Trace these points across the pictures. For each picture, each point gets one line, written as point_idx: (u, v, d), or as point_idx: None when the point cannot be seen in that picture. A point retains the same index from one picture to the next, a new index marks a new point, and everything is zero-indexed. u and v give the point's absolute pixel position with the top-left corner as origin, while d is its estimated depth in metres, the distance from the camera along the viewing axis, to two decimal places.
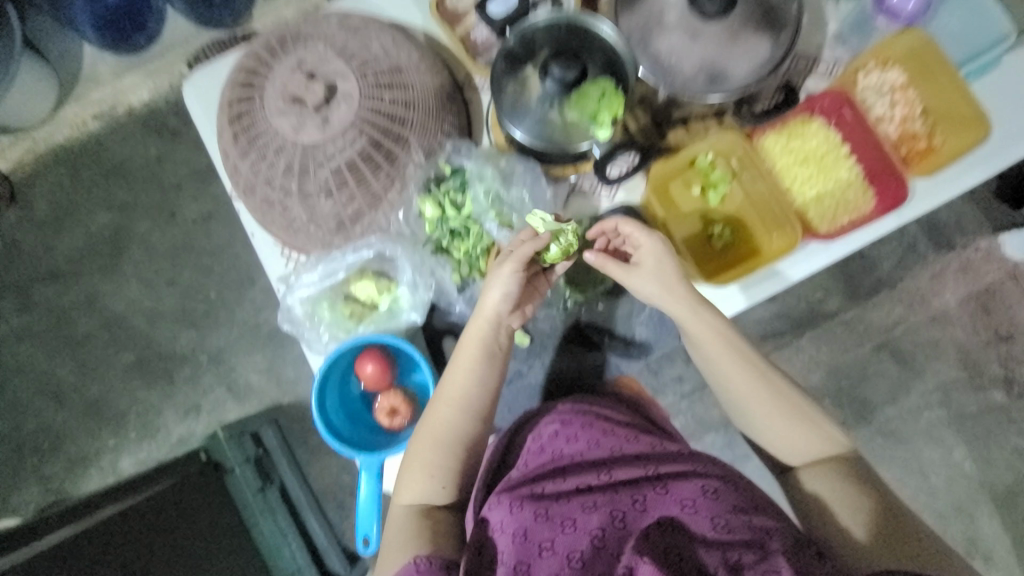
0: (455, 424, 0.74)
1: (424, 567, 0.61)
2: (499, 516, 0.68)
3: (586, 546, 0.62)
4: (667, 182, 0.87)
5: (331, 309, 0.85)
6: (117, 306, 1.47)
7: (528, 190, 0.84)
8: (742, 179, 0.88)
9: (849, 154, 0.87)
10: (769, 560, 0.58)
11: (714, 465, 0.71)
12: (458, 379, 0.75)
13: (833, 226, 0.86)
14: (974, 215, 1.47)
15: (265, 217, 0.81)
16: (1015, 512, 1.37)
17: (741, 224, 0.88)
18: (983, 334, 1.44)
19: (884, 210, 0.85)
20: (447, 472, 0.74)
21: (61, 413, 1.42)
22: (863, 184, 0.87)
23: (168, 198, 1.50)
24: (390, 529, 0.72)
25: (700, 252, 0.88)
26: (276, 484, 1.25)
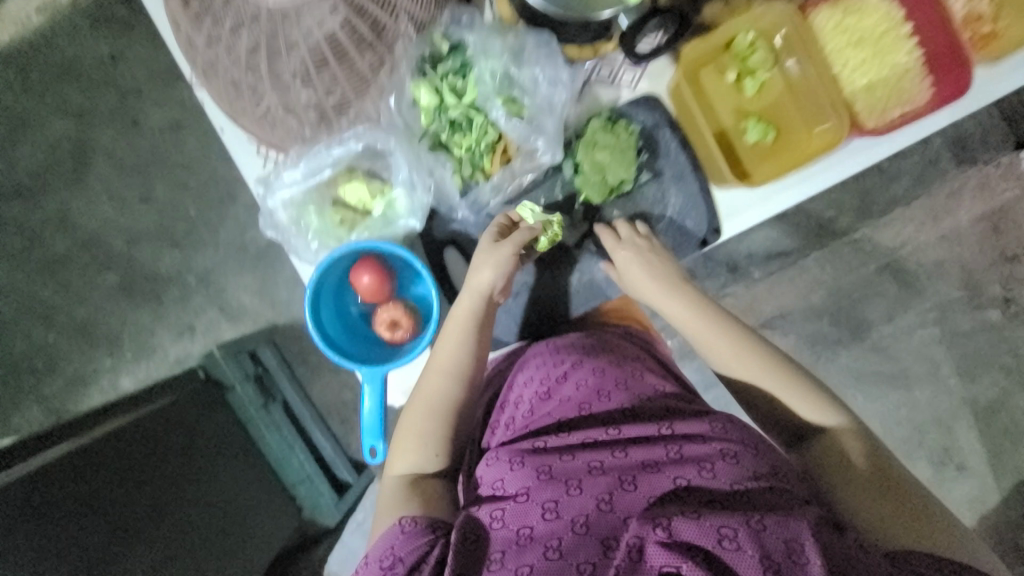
0: (449, 394, 0.73)
1: (410, 528, 0.59)
2: (498, 475, 0.63)
3: (593, 510, 0.55)
4: (700, 67, 0.80)
5: (319, 215, 0.77)
6: (91, 224, 1.38)
7: (541, 70, 0.75)
8: (785, 65, 0.80)
9: (911, 34, 0.79)
10: (790, 523, 0.51)
11: (734, 424, 0.64)
12: (444, 348, 0.73)
13: (882, 120, 0.81)
14: (999, 128, 1.40)
15: (234, 104, 0.70)
16: (993, 425, 1.41)
17: (778, 118, 0.82)
18: (989, 254, 1.42)
19: (936, 103, 0.79)
20: (439, 440, 0.72)
21: (51, 334, 1.39)
22: (921, 72, 0.80)
23: (130, 104, 1.35)
24: (383, 497, 0.69)
25: (732, 150, 0.82)
26: (279, 400, 1.25)
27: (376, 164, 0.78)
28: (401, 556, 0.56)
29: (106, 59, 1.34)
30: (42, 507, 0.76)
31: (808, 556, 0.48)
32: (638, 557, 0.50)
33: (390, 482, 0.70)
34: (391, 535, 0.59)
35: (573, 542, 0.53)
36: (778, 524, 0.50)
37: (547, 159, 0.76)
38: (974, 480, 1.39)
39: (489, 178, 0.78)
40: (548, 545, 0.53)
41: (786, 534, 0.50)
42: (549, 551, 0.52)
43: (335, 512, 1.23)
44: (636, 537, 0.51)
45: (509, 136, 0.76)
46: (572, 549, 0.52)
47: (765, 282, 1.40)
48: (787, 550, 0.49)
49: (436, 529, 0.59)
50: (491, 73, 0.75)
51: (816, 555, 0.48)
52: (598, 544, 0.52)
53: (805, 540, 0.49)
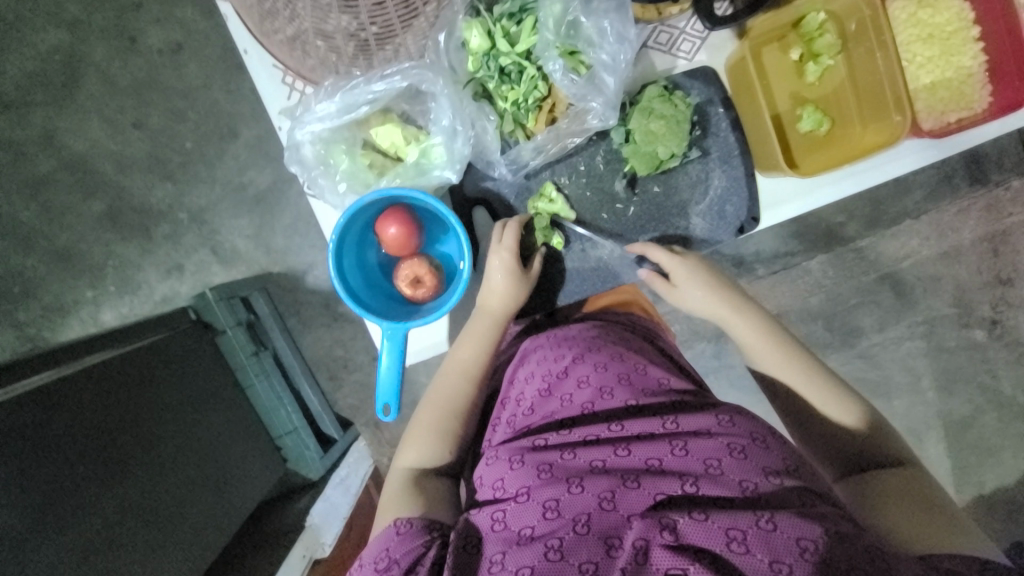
0: (463, 394, 0.75)
1: (405, 529, 0.60)
2: (498, 474, 0.63)
3: (594, 509, 0.55)
4: (764, 43, 0.79)
5: (350, 156, 0.73)
6: (78, 146, 1.29)
7: (610, 22, 0.69)
8: (851, 51, 0.80)
9: (978, 38, 0.79)
10: (800, 524, 0.50)
11: (742, 418, 0.63)
12: (463, 350, 0.77)
13: (938, 122, 0.81)
14: (1016, 151, 1.41)
15: (265, 20, 0.66)
16: (962, 439, 1.47)
17: (834, 107, 0.81)
18: (985, 275, 1.44)
19: (995, 113, 0.79)
20: (448, 438, 0.74)
21: (31, 259, 1.32)
22: (982, 78, 0.80)
23: (128, 19, 1.25)
24: (388, 488, 0.71)
25: (784, 133, 0.81)
26: (269, 351, 1.23)
27: (413, 107, 0.74)
28: (398, 558, 0.57)
29: None
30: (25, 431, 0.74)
31: (820, 553, 0.48)
32: (643, 561, 0.50)
33: (397, 474, 0.72)
34: (386, 537, 0.60)
35: (574, 542, 0.52)
36: (787, 524, 0.50)
37: (597, 122, 0.73)
38: None
39: (531, 137, 0.75)
40: (550, 545, 0.52)
41: (797, 533, 0.50)
42: (550, 551, 0.52)
43: (319, 466, 1.20)
44: (642, 540, 0.51)
45: (561, 92, 0.72)
46: (573, 548, 0.52)
47: (767, 280, 1.41)
48: (798, 549, 0.49)
49: (432, 531, 0.61)
50: (554, 20, 0.69)
51: (826, 551, 0.49)
52: (600, 543, 0.52)
53: (816, 538, 0.49)
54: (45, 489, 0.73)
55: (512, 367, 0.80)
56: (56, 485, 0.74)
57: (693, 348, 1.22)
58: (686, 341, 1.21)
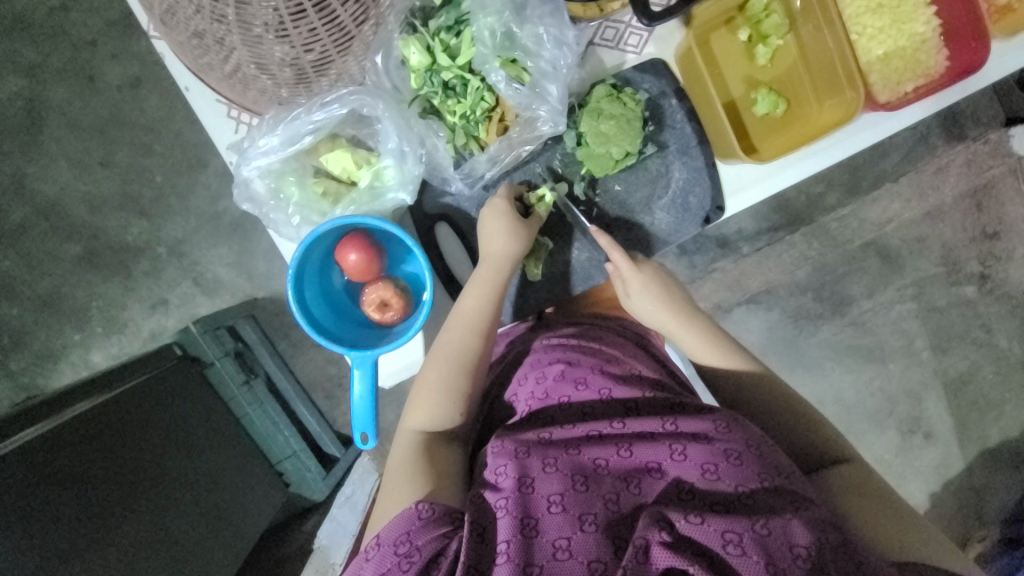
0: (470, 347, 0.70)
1: (428, 515, 0.56)
2: (503, 461, 0.59)
3: (600, 509, 0.55)
4: (711, 30, 0.80)
5: (300, 186, 0.72)
6: (48, 190, 1.28)
7: (545, 28, 0.69)
8: (800, 30, 0.80)
9: (929, 2, 0.79)
10: (793, 529, 0.52)
11: (740, 423, 0.63)
12: (470, 298, 0.71)
13: (894, 93, 0.80)
14: (990, 104, 1.40)
15: (197, 55, 0.63)
16: (961, 396, 1.47)
17: (788, 87, 0.81)
18: (970, 232, 1.44)
19: (951, 78, 0.79)
20: (457, 396, 0.69)
21: (14, 308, 1.31)
22: (937, 42, 0.80)
23: (83, 58, 1.24)
24: (398, 455, 0.66)
25: (739, 118, 0.81)
26: (261, 377, 1.22)
27: (360, 131, 0.73)
28: (420, 544, 0.54)
29: (55, 8, 1.23)
30: (18, 484, 0.72)
31: (811, 560, 0.50)
32: (643, 560, 0.50)
33: (404, 437, 0.68)
34: (407, 520, 0.56)
35: (581, 542, 0.52)
36: (783, 530, 0.51)
37: (548, 129, 0.72)
38: (939, 447, 1.47)
39: (485, 148, 0.74)
40: (557, 543, 0.52)
41: (791, 539, 0.51)
42: (557, 551, 0.52)
43: (322, 487, 1.22)
44: (643, 538, 0.51)
45: (508, 102, 0.72)
46: (583, 548, 0.52)
47: (753, 257, 1.40)
48: (790, 554, 0.50)
49: (455, 518, 0.56)
50: (490, 32, 0.68)
51: (818, 558, 0.50)
52: (609, 544, 0.52)
53: (809, 545, 0.51)
54: (45, 539, 0.72)
55: (504, 368, 0.78)
56: (56, 535, 0.73)
57: None
58: None
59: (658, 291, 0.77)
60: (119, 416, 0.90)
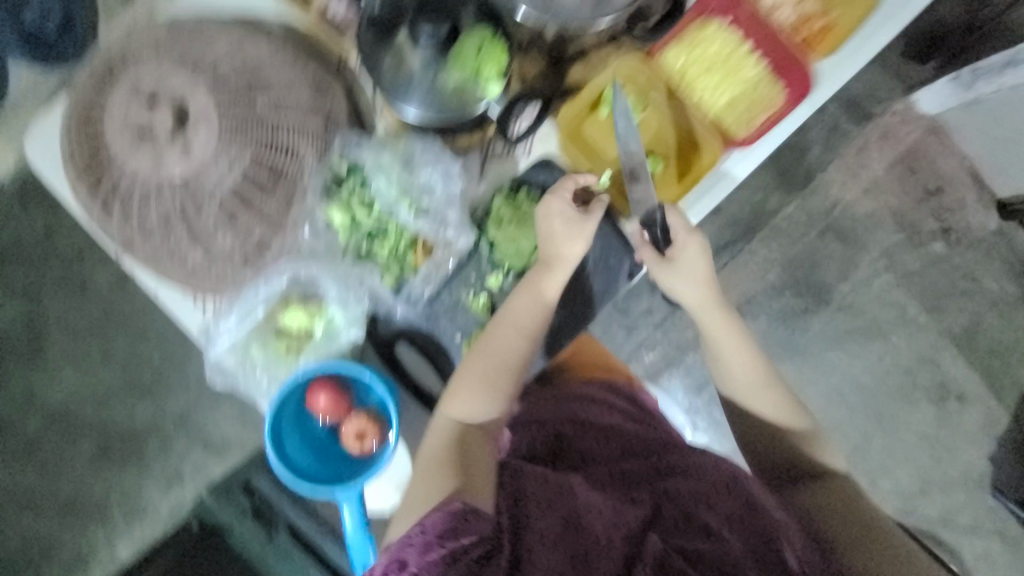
0: (519, 347, 0.75)
1: (465, 504, 0.58)
2: (525, 484, 0.63)
3: (614, 531, 0.62)
4: (579, 123, 0.84)
5: (263, 349, 0.79)
6: (56, 397, 1.35)
7: (433, 168, 0.81)
8: (653, 102, 0.86)
9: (752, 50, 0.86)
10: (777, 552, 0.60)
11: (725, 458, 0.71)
12: (521, 297, 0.76)
13: (751, 127, 0.85)
14: (886, 82, 1.51)
15: (155, 267, 0.74)
16: (975, 349, 1.45)
17: (660, 149, 0.87)
18: (912, 195, 1.51)
19: (792, 101, 0.85)
20: (502, 394, 0.74)
21: (36, 521, 1.33)
22: (772, 77, 0.86)
23: (73, 270, 1.36)
24: (434, 439, 0.70)
25: (627, 188, 0.86)
26: (284, 527, 1.17)
27: (307, 288, 0.79)
28: (455, 510, 0.57)
29: (40, 235, 1.36)
30: None
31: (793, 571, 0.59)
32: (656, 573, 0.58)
33: (441, 422, 0.72)
34: (454, 489, 0.60)
35: (599, 557, 0.58)
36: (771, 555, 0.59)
37: (462, 244, 0.81)
38: (976, 405, 1.43)
39: (417, 270, 0.81)
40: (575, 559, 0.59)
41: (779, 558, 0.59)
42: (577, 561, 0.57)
43: None
44: (656, 554, 0.59)
45: (423, 232, 0.81)
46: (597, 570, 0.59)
47: (722, 274, 1.45)
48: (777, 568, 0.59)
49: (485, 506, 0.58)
50: (391, 182, 0.79)
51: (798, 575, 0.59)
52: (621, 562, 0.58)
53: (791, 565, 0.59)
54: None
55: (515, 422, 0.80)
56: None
57: (682, 364, 1.27)
58: (671, 360, 1.27)
59: (698, 281, 0.79)
60: None
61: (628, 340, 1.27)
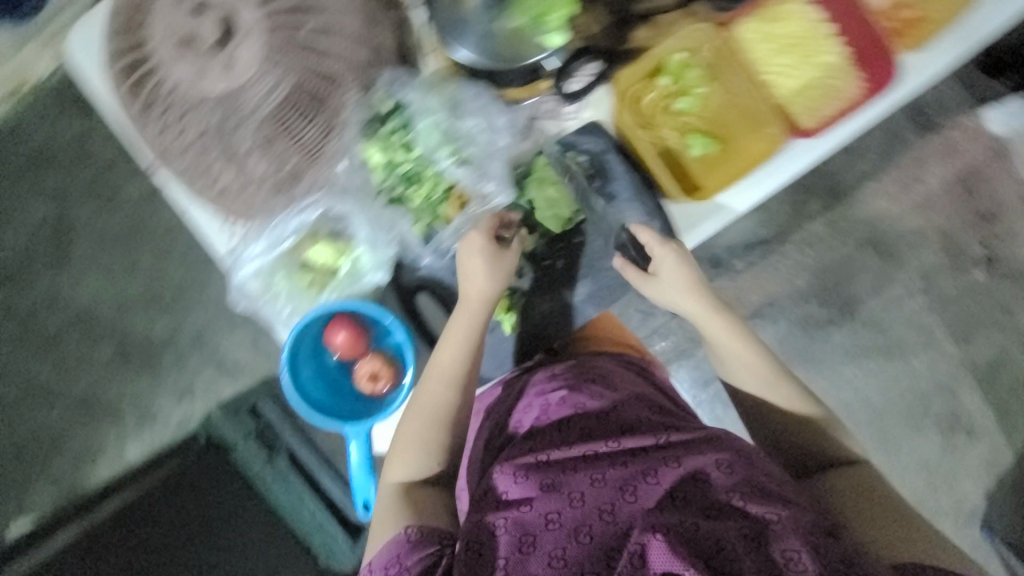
0: (449, 399, 0.72)
1: (416, 537, 0.61)
2: (506, 481, 0.63)
3: (595, 520, 0.56)
4: (635, 88, 0.80)
5: (288, 279, 0.79)
6: (80, 299, 1.39)
7: (482, 118, 0.77)
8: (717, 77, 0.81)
9: (834, 33, 0.81)
10: (785, 534, 0.51)
11: (729, 435, 0.64)
12: (446, 350, 0.73)
13: (819, 118, 0.81)
14: (957, 92, 1.42)
15: (191, 183, 0.72)
16: (996, 384, 1.41)
17: (719, 127, 0.81)
18: (965, 217, 1.43)
19: (868, 95, 0.80)
20: (435, 445, 0.72)
21: (53, 413, 1.40)
22: (851, 67, 0.81)
23: (104, 178, 1.38)
24: (378, 504, 0.70)
25: (675, 166, 0.82)
26: (284, 453, 1.23)
27: (338, 225, 0.78)
28: (409, 564, 0.58)
29: (75, 139, 1.37)
30: None
31: (805, 563, 0.49)
32: (639, 564, 0.51)
33: (385, 491, 0.71)
34: (396, 545, 0.61)
35: (575, 551, 0.54)
36: (778, 537, 0.51)
37: (502, 201, 0.78)
38: (984, 440, 1.40)
39: (450, 222, 0.79)
40: (553, 554, 0.55)
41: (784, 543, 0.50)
42: (553, 560, 0.54)
43: (353, 557, 1.17)
44: (638, 544, 0.52)
45: (461, 183, 0.78)
46: (575, 558, 0.54)
47: (749, 272, 1.41)
48: (783, 560, 0.49)
49: (442, 538, 0.62)
50: (435, 126, 0.76)
51: (814, 562, 0.49)
52: (601, 554, 0.54)
53: (800, 548, 0.50)
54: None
55: (511, 399, 0.80)
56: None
57: (693, 357, 1.25)
58: (682, 351, 1.25)
59: (685, 286, 0.77)
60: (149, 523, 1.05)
61: (642, 325, 1.25)
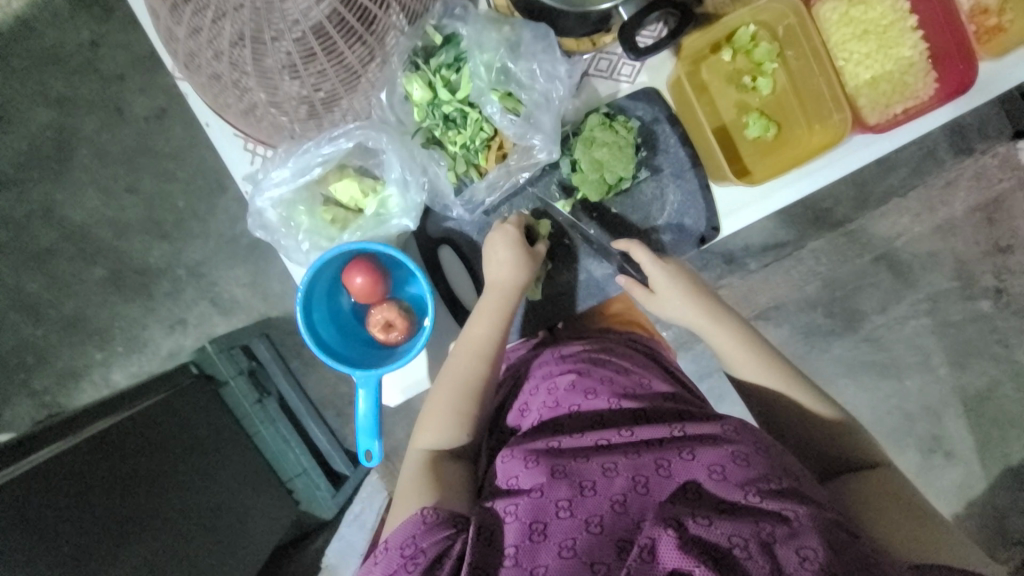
0: (480, 372, 0.72)
1: (432, 519, 0.58)
2: (513, 469, 0.61)
3: (607, 511, 0.55)
4: (700, 56, 0.82)
5: (310, 215, 0.76)
6: (76, 215, 1.35)
7: (538, 65, 0.74)
8: (788, 57, 0.83)
9: (916, 27, 0.83)
10: (798, 534, 0.52)
11: (745, 426, 0.64)
12: (478, 325, 0.74)
13: (884, 115, 0.83)
14: (997, 118, 1.38)
15: (216, 96, 0.68)
16: (982, 413, 1.43)
17: (779, 109, 0.84)
18: (983, 245, 1.41)
19: (941, 99, 0.81)
20: (466, 417, 0.71)
21: (41, 328, 1.37)
22: (925, 66, 0.83)
23: (111, 91, 1.31)
24: (404, 474, 0.68)
25: (728, 142, 0.84)
26: (274, 396, 1.25)
27: (367, 161, 0.76)
28: (424, 547, 0.56)
29: (84, 44, 1.29)
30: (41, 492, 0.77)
31: (820, 561, 0.50)
32: (649, 558, 0.50)
33: (413, 456, 0.70)
34: (412, 523, 0.58)
35: (586, 542, 0.53)
36: (790, 535, 0.52)
37: (544, 157, 0.75)
38: (961, 467, 1.43)
39: (484, 175, 0.77)
40: (563, 544, 0.53)
41: (798, 543, 0.51)
42: (563, 550, 0.53)
43: (332, 505, 1.23)
44: (648, 537, 0.52)
45: (505, 133, 0.75)
46: (587, 549, 0.52)
47: (761, 273, 1.39)
48: (798, 558, 0.50)
49: (457, 522, 0.58)
50: (486, 67, 0.73)
51: (826, 560, 0.51)
52: (612, 545, 0.53)
53: (817, 548, 0.51)
54: (48, 557, 0.73)
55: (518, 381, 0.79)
56: (55, 559, 0.74)
57: (692, 349, 1.24)
58: (683, 344, 1.24)
59: (688, 291, 0.78)
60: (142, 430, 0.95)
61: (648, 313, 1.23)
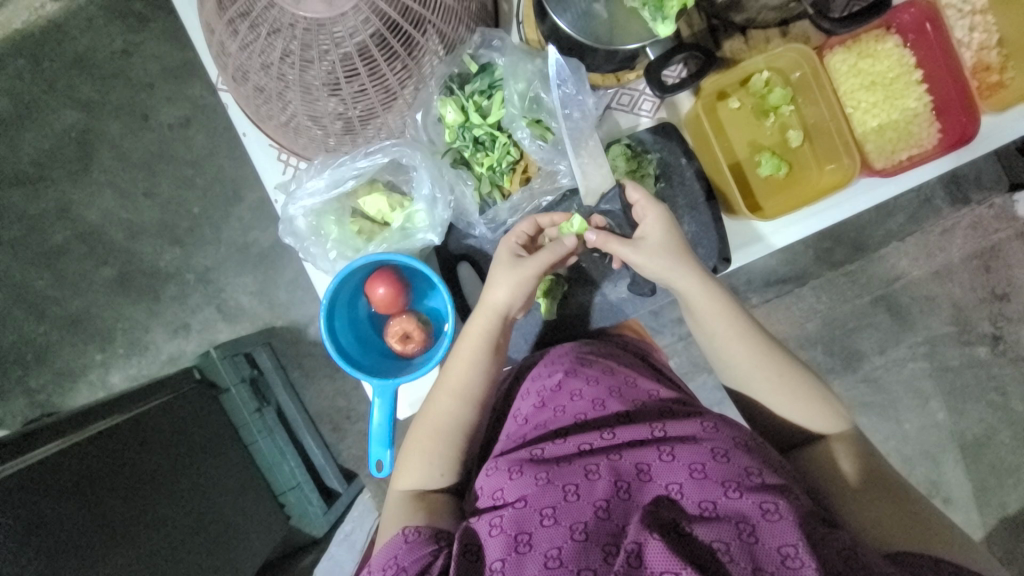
0: (463, 418, 0.71)
1: (414, 539, 0.59)
2: (498, 483, 0.62)
3: (591, 517, 0.55)
4: (718, 94, 0.86)
5: (339, 225, 0.78)
6: (91, 216, 1.36)
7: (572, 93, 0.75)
8: (800, 102, 0.87)
9: (920, 80, 0.88)
10: (779, 530, 0.52)
11: (725, 422, 0.64)
12: (457, 370, 0.71)
13: (890, 160, 0.87)
14: (993, 171, 1.44)
15: (259, 107, 0.72)
16: (980, 461, 1.43)
17: (789, 149, 0.88)
18: (979, 292, 1.44)
19: (943, 146, 0.86)
20: (447, 461, 0.70)
21: (42, 326, 1.36)
22: (929, 116, 0.88)
23: (139, 99, 1.35)
24: (387, 513, 0.68)
25: (741, 179, 0.87)
26: (273, 406, 1.25)
27: (397, 177, 0.79)
28: (405, 565, 0.56)
29: (117, 52, 1.34)
30: (42, 493, 0.76)
31: (801, 559, 0.50)
32: (636, 564, 0.50)
33: (392, 499, 0.70)
34: (395, 545, 0.59)
35: (572, 551, 0.52)
36: (769, 533, 0.52)
37: (567, 182, 0.79)
38: (959, 514, 1.41)
39: (507, 197, 0.81)
40: (548, 553, 0.53)
41: (779, 541, 0.52)
42: (549, 560, 0.52)
43: (323, 522, 1.22)
44: (634, 543, 0.51)
45: (532, 157, 0.79)
46: (573, 557, 0.52)
47: (762, 308, 1.41)
48: (779, 557, 0.51)
49: (439, 540, 0.60)
50: (519, 96, 0.77)
51: (809, 557, 0.50)
52: (599, 550, 0.52)
53: (796, 543, 0.51)
54: (31, 561, 0.71)
55: (508, 385, 0.81)
56: (50, 546, 0.74)
57: (693, 380, 1.24)
58: (684, 374, 1.24)
59: (678, 254, 0.70)
60: (143, 431, 0.94)
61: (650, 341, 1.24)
